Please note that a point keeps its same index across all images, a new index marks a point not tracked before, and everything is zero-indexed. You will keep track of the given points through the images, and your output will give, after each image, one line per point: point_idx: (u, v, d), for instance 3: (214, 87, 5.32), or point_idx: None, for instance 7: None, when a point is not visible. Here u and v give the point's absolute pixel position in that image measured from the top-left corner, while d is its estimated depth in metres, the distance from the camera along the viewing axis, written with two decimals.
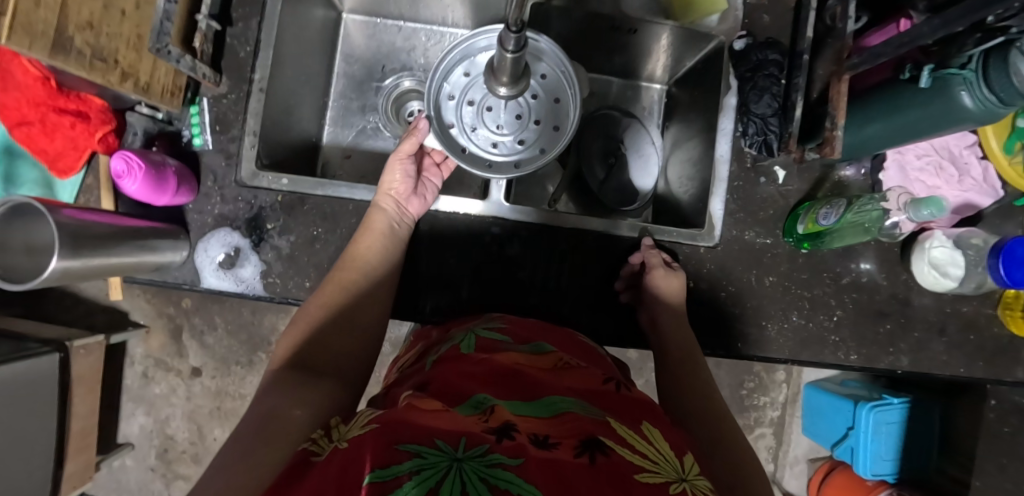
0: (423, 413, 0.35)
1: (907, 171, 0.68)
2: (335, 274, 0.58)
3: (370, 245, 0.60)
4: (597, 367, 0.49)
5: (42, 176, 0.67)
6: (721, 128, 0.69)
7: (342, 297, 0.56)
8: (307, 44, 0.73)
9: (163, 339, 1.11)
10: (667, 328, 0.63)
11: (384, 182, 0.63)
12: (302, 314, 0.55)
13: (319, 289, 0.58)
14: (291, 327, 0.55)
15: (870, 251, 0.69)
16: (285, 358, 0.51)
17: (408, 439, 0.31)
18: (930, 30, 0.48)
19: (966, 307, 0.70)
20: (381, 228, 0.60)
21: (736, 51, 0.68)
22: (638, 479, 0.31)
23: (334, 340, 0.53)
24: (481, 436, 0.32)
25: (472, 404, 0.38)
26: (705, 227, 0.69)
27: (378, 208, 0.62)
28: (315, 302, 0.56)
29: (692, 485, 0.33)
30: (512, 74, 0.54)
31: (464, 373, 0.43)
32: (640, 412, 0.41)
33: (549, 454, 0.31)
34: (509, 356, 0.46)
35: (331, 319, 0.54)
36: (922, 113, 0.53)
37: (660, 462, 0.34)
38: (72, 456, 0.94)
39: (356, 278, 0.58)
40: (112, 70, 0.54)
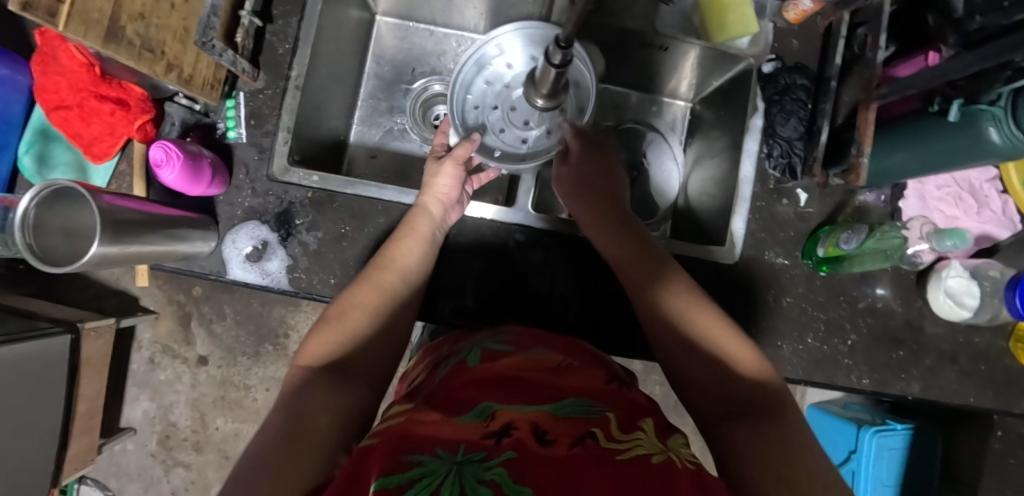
0: (423, 425, 0.36)
1: (927, 200, 0.69)
2: (374, 273, 0.57)
3: (411, 248, 0.60)
4: (599, 366, 0.51)
5: (76, 158, 0.66)
6: (745, 149, 0.70)
7: (379, 298, 0.55)
8: (341, 44, 0.74)
9: (171, 326, 1.11)
10: (682, 309, 0.52)
11: (431, 185, 0.64)
12: (337, 311, 0.53)
13: (353, 286, 0.56)
14: (322, 323, 0.52)
15: (886, 277, 0.70)
16: (314, 359, 0.48)
17: (410, 448, 0.32)
18: (963, 65, 0.49)
19: (978, 338, 0.71)
20: (426, 232, 0.61)
21: (764, 74, 0.69)
22: (622, 459, 0.34)
23: (368, 344, 0.51)
24: (480, 442, 0.34)
25: (471, 408, 0.39)
26: (727, 245, 0.69)
27: (422, 213, 0.62)
28: (346, 303, 0.54)
29: (676, 454, 0.37)
30: (552, 87, 0.55)
31: (467, 384, 0.44)
32: (640, 408, 0.44)
33: (546, 450, 0.33)
34: (508, 364, 0.46)
35: (370, 319, 0.53)
36: (950, 146, 0.54)
37: (645, 439, 0.38)
38: (75, 437, 0.95)
39: (399, 281, 0.57)
40: (159, 61, 0.55)
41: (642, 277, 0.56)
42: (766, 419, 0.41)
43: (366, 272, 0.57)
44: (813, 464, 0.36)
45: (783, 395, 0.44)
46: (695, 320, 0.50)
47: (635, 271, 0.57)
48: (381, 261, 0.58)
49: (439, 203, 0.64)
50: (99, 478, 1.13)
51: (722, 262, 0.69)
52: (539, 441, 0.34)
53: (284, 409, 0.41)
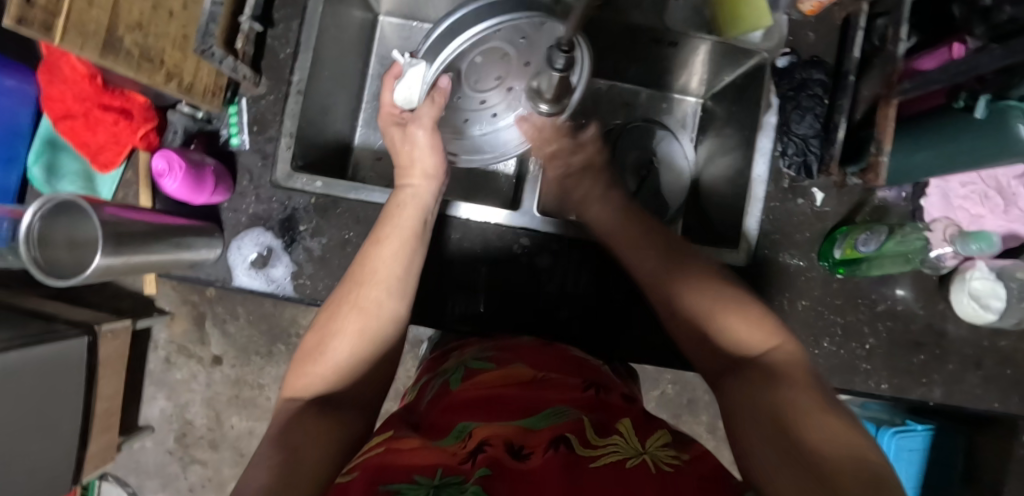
0: (404, 452, 0.41)
1: (950, 199, 0.66)
2: (350, 287, 0.51)
3: (393, 250, 0.53)
4: (576, 373, 0.54)
5: (84, 168, 0.66)
6: (760, 147, 0.67)
7: (353, 318, 0.49)
8: (344, 46, 0.73)
9: (186, 326, 1.12)
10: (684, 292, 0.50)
11: (410, 162, 0.58)
12: (319, 339, 0.49)
13: (333, 306, 0.51)
14: (302, 354, 0.49)
15: (907, 278, 0.68)
16: (306, 392, 0.46)
17: (391, 477, 0.37)
18: (991, 60, 0.46)
19: (1004, 341, 0.68)
20: (408, 222, 0.55)
21: (779, 68, 0.68)
22: (592, 466, 0.38)
23: (354, 369, 0.48)
24: (456, 467, 0.39)
25: (454, 429, 0.45)
26: (741, 246, 0.66)
27: (410, 201, 0.56)
28: (321, 327, 0.50)
29: (651, 456, 0.40)
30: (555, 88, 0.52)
31: (451, 407, 0.49)
32: (618, 411, 0.48)
33: (522, 465, 0.39)
34: (485, 383, 0.51)
35: (356, 347, 0.48)
36: (977, 144, 0.51)
37: (622, 443, 0.41)
38: (94, 436, 0.97)
39: (388, 300, 0.51)
40: (158, 70, 0.54)
41: (633, 255, 0.56)
42: (761, 368, 0.41)
43: (339, 291, 0.52)
44: (806, 400, 0.36)
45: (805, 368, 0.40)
46: (688, 285, 0.50)
47: (625, 245, 0.58)
48: (360, 275, 0.51)
49: (421, 177, 0.58)
50: (120, 474, 1.16)
51: (734, 263, 0.66)
52: (511, 459, 0.40)
53: (274, 448, 0.40)
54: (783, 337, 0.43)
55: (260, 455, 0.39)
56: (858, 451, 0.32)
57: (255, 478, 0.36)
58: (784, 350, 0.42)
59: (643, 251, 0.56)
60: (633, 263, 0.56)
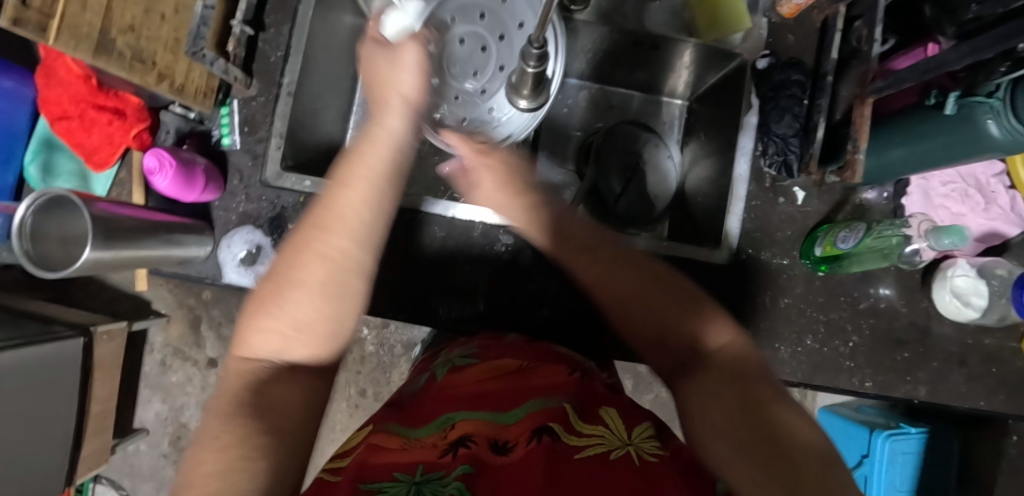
0: (388, 450, 0.41)
1: (931, 197, 0.67)
2: (312, 223, 0.41)
3: (363, 193, 0.41)
4: (563, 360, 0.55)
5: (79, 167, 0.68)
6: (740, 147, 0.68)
7: (316, 266, 0.39)
8: (335, 50, 0.75)
9: (183, 329, 1.13)
10: (626, 283, 0.47)
11: (386, 79, 0.47)
12: (274, 288, 0.40)
13: (289, 249, 0.41)
14: (256, 298, 0.41)
15: (890, 277, 0.68)
16: (265, 351, 0.40)
17: (370, 477, 0.37)
18: (958, 57, 0.47)
19: (988, 339, 0.68)
20: (387, 138, 0.44)
21: (759, 70, 0.69)
22: (578, 456, 0.39)
23: (304, 315, 0.39)
24: (436, 462, 0.39)
25: (433, 421, 0.46)
26: (722, 242, 0.68)
27: (379, 133, 0.44)
28: (280, 263, 0.41)
29: (636, 447, 0.41)
30: (532, 86, 0.56)
31: (436, 400, 0.49)
32: (597, 399, 0.48)
33: (505, 458, 0.39)
34: (472, 376, 0.51)
35: (319, 304, 0.39)
36: (948, 140, 0.52)
37: (608, 434, 0.42)
38: (88, 438, 0.98)
39: (355, 249, 0.40)
40: (150, 71, 0.56)
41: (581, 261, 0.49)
42: (717, 367, 0.40)
43: (299, 226, 0.41)
44: (768, 404, 0.36)
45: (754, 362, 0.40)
46: (636, 280, 0.47)
47: (583, 235, 0.50)
48: (321, 218, 0.40)
49: (398, 107, 0.46)
50: (114, 477, 1.16)
51: (716, 260, 0.67)
52: (492, 454, 0.40)
53: (226, 423, 0.35)
54: (738, 332, 0.43)
55: (209, 431, 0.36)
56: (802, 444, 0.33)
57: (206, 462, 0.33)
58: (737, 344, 0.42)
59: (591, 253, 0.49)
60: (575, 267, 0.49)
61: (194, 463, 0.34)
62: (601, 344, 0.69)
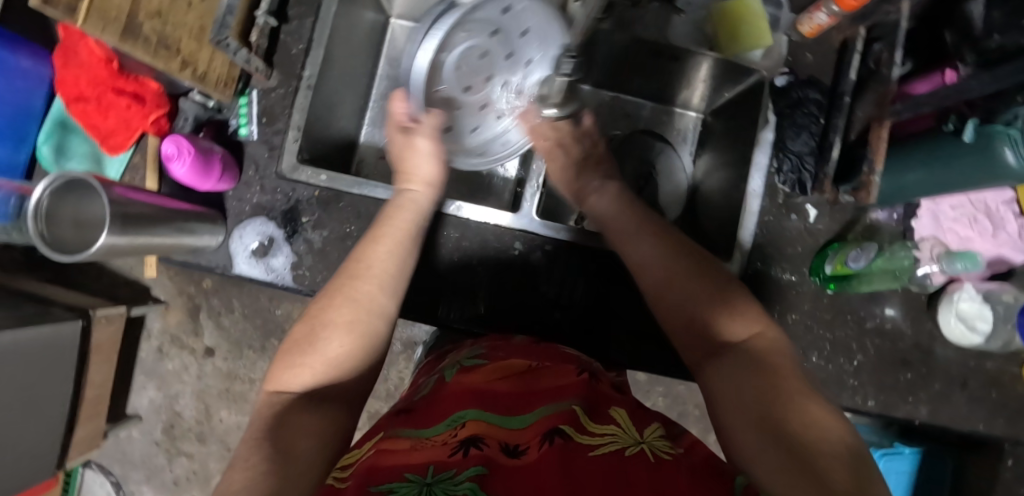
0: (396, 453, 0.41)
1: (941, 220, 0.68)
2: (343, 282, 0.48)
3: (390, 250, 0.51)
4: (571, 362, 0.55)
5: (93, 150, 0.67)
6: (756, 163, 0.68)
7: (348, 311, 0.47)
8: (354, 45, 0.75)
9: (181, 317, 1.12)
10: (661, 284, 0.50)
11: (409, 159, 0.57)
12: (308, 331, 0.46)
13: (325, 298, 0.48)
14: (291, 343, 0.46)
15: (896, 297, 0.69)
16: (292, 384, 0.44)
17: (383, 479, 0.37)
18: (980, 85, 0.48)
19: (990, 364, 0.69)
20: (407, 226, 0.54)
21: (778, 88, 0.69)
22: (592, 454, 0.39)
23: (332, 350, 0.45)
24: (447, 462, 0.39)
25: (447, 418, 0.46)
26: (732, 256, 0.68)
27: (407, 206, 0.56)
28: (310, 316, 0.47)
29: (649, 445, 0.41)
30: (543, 90, 0.54)
31: (444, 401, 0.49)
32: (606, 401, 0.49)
33: (516, 461, 0.39)
34: (481, 378, 0.51)
35: (345, 340, 0.45)
36: (963, 166, 0.53)
37: (621, 434, 0.42)
38: (81, 423, 0.97)
39: (381, 294, 0.48)
40: (174, 57, 0.56)
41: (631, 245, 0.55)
42: (746, 354, 0.42)
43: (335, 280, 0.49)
44: (793, 394, 0.38)
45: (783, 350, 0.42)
46: (663, 274, 0.51)
47: (625, 231, 0.57)
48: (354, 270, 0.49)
49: (423, 188, 0.57)
50: (104, 463, 1.15)
51: None
52: (505, 457, 0.40)
53: (255, 449, 0.38)
54: (772, 327, 0.45)
55: (239, 457, 0.38)
56: (830, 435, 0.35)
57: (235, 480, 0.35)
58: (770, 335, 0.44)
59: (649, 237, 0.54)
60: (628, 250, 0.55)
61: (225, 483, 0.36)
62: (608, 352, 0.69)
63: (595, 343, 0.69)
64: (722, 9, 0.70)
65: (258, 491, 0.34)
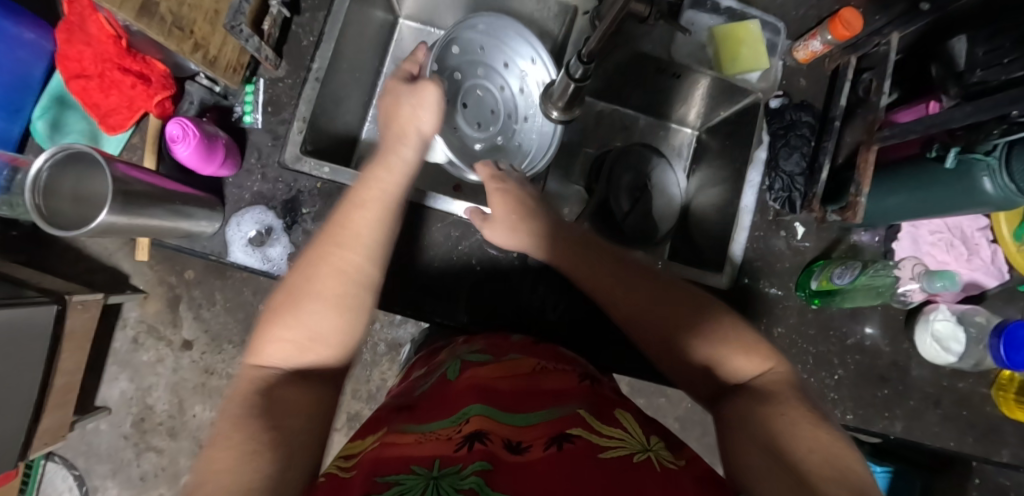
0: (401, 446, 0.42)
1: (919, 244, 0.71)
2: (331, 250, 0.46)
3: (375, 217, 0.49)
4: (572, 366, 0.57)
5: (90, 128, 0.67)
6: (749, 179, 0.71)
7: (339, 284, 0.45)
8: (362, 42, 0.75)
9: (159, 307, 1.09)
10: (651, 318, 0.49)
11: (404, 115, 0.56)
12: (295, 297, 0.44)
13: (305, 266, 0.47)
14: (273, 313, 0.44)
15: (876, 316, 0.72)
16: (276, 359, 0.42)
17: (388, 472, 0.38)
18: (962, 116, 0.51)
19: (962, 383, 0.72)
20: (382, 201, 0.51)
21: (772, 109, 0.73)
22: (602, 453, 0.40)
23: (308, 316, 0.43)
24: (451, 456, 0.39)
25: (453, 413, 0.47)
26: (724, 269, 0.70)
27: (394, 162, 0.54)
28: (299, 285, 0.45)
29: (656, 453, 0.42)
30: (567, 99, 0.57)
31: (446, 397, 0.50)
32: (610, 404, 0.50)
33: (522, 456, 0.40)
34: (487, 373, 0.52)
35: (331, 314, 0.44)
36: (943, 191, 0.56)
37: (628, 439, 0.43)
38: (49, 412, 0.93)
39: (360, 261, 0.47)
40: (187, 39, 0.56)
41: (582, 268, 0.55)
42: (753, 391, 0.42)
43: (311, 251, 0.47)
44: (797, 421, 0.37)
45: (784, 382, 0.43)
46: (659, 310, 0.50)
47: (605, 261, 0.55)
48: (337, 236, 0.47)
49: (413, 141, 0.56)
50: (67, 456, 1.11)
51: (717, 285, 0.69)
52: (508, 452, 0.40)
53: (239, 424, 0.35)
54: (775, 358, 0.45)
55: (221, 431, 0.35)
56: (844, 462, 0.34)
57: (219, 458, 0.33)
58: (775, 372, 0.44)
59: (628, 282, 0.52)
60: (607, 299, 0.53)
61: (206, 458, 0.33)
62: (600, 356, 0.70)
63: (582, 344, 0.70)
64: (722, 32, 0.71)
65: (251, 467, 0.32)
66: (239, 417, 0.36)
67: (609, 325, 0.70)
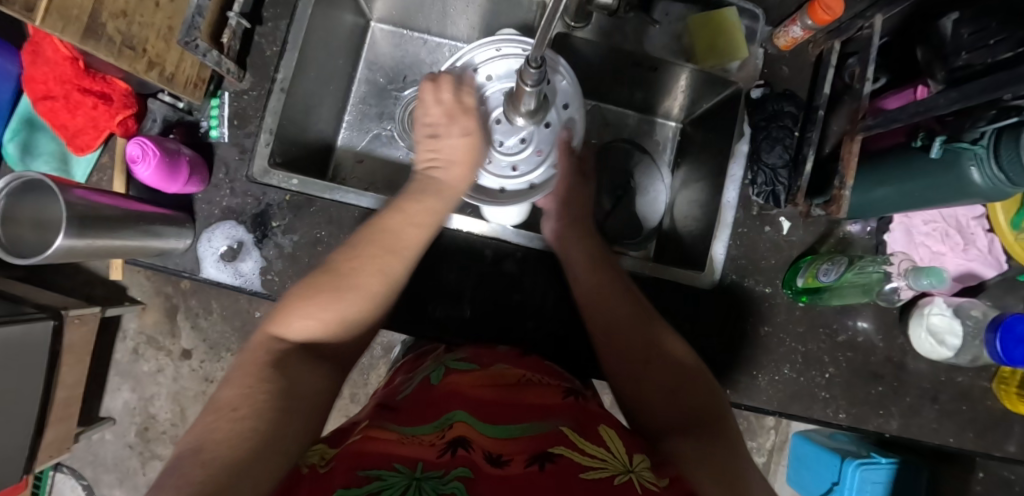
0: (381, 442, 0.40)
1: (912, 235, 0.68)
2: (372, 245, 0.51)
3: (419, 228, 0.54)
4: (554, 378, 0.55)
5: (59, 149, 0.67)
6: (731, 174, 0.68)
7: (374, 279, 0.50)
8: (331, 48, 0.74)
9: (157, 317, 1.10)
10: (621, 334, 0.54)
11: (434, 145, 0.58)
12: (330, 282, 0.48)
13: (347, 257, 0.51)
14: (307, 292, 0.48)
15: (868, 310, 0.69)
16: (297, 332, 0.46)
17: (369, 465, 0.37)
18: (947, 102, 0.48)
19: (961, 377, 0.70)
20: (433, 211, 0.56)
21: (753, 99, 0.69)
22: (584, 477, 0.38)
23: (342, 301, 0.48)
24: (431, 461, 0.38)
25: (436, 419, 0.45)
26: (706, 269, 0.68)
27: (435, 185, 0.58)
28: (347, 273, 0.49)
29: (638, 475, 0.39)
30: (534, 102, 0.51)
31: (427, 402, 0.48)
32: (595, 419, 0.48)
33: (500, 471, 0.38)
34: (472, 382, 0.51)
35: (361, 305, 0.48)
36: (933, 181, 0.53)
37: (611, 459, 0.41)
38: (51, 425, 0.95)
39: (394, 259, 0.52)
40: (140, 58, 0.55)
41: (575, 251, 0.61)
42: (699, 431, 0.44)
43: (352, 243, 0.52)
44: (739, 465, 0.41)
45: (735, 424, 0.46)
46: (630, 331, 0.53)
47: (602, 290, 0.57)
48: (384, 235, 0.52)
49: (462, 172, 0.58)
50: (75, 466, 1.13)
51: (699, 285, 0.67)
52: (488, 463, 0.39)
53: (249, 398, 0.38)
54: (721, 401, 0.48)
55: (229, 398, 0.38)
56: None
57: (221, 428, 0.35)
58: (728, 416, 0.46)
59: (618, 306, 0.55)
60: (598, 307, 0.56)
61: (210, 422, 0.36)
62: (582, 361, 0.68)
63: (580, 346, 0.68)
64: (700, 21, 0.67)
65: (243, 445, 0.35)
66: (251, 389, 0.39)
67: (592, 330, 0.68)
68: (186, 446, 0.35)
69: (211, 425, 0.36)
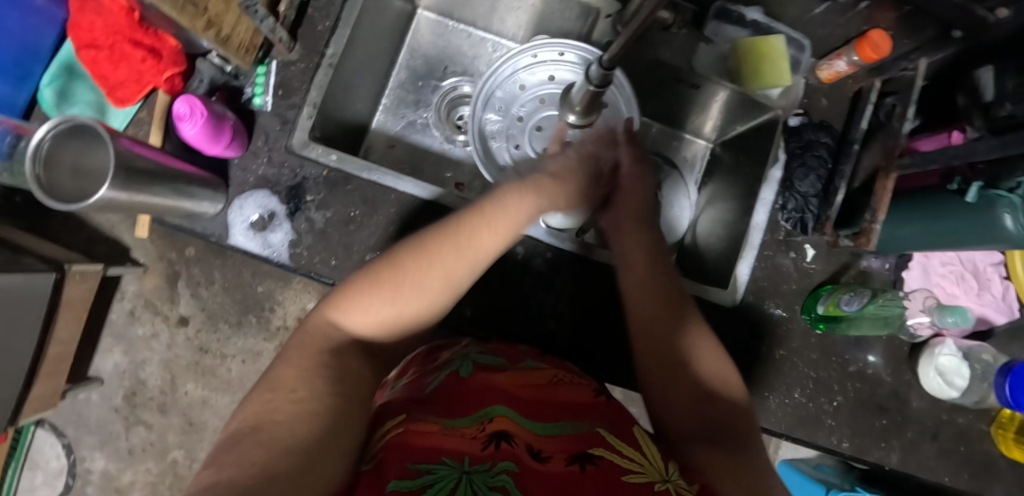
0: (427, 432, 0.41)
1: (930, 274, 0.70)
2: (451, 239, 0.47)
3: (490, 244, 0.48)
4: (584, 378, 0.56)
5: (97, 99, 0.68)
6: (761, 197, 0.70)
7: (446, 281, 0.47)
8: (379, 30, 0.74)
9: (158, 282, 1.08)
10: (644, 311, 0.53)
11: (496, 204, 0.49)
12: (387, 272, 0.46)
13: (418, 250, 0.47)
14: (380, 275, 0.46)
15: (880, 345, 0.71)
16: (348, 323, 0.45)
17: (419, 459, 0.37)
18: (987, 149, 0.50)
19: (961, 418, 0.71)
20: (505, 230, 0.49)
21: (790, 126, 0.71)
22: (625, 479, 0.39)
23: (400, 282, 0.45)
24: (480, 454, 0.39)
25: (477, 411, 0.46)
26: (729, 288, 0.69)
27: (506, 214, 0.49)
28: (421, 264, 0.46)
29: (675, 485, 0.41)
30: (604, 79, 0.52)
31: (461, 392, 0.49)
32: (627, 420, 0.49)
33: (543, 466, 0.39)
34: (506, 377, 0.51)
35: (423, 305, 0.46)
36: (964, 224, 0.54)
37: (647, 466, 0.42)
38: (41, 380, 0.93)
39: (464, 271, 0.47)
40: (201, 16, 0.55)
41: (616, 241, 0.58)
42: (713, 430, 0.47)
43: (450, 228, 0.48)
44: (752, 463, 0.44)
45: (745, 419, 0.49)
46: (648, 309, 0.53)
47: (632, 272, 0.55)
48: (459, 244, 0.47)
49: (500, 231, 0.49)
50: (57, 424, 1.11)
51: (720, 302, 0.69)
52: (532, 458, 0.40)
53: (307, 382, 0.38)
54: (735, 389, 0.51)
55: (281, 381, 0.38)
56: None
57: (281, 409, 0.35)
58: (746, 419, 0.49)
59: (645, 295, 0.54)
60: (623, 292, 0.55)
61: (261, 407, 0.36)
62: (601, 364, 0.68)
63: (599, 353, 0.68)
64: (748, 46, 0.70)
65: (305, 427, 0.35)
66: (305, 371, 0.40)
67: (612, 337, 0.69)
68: (245, 425, 0.34)
69: (268, 407, 0.36)
